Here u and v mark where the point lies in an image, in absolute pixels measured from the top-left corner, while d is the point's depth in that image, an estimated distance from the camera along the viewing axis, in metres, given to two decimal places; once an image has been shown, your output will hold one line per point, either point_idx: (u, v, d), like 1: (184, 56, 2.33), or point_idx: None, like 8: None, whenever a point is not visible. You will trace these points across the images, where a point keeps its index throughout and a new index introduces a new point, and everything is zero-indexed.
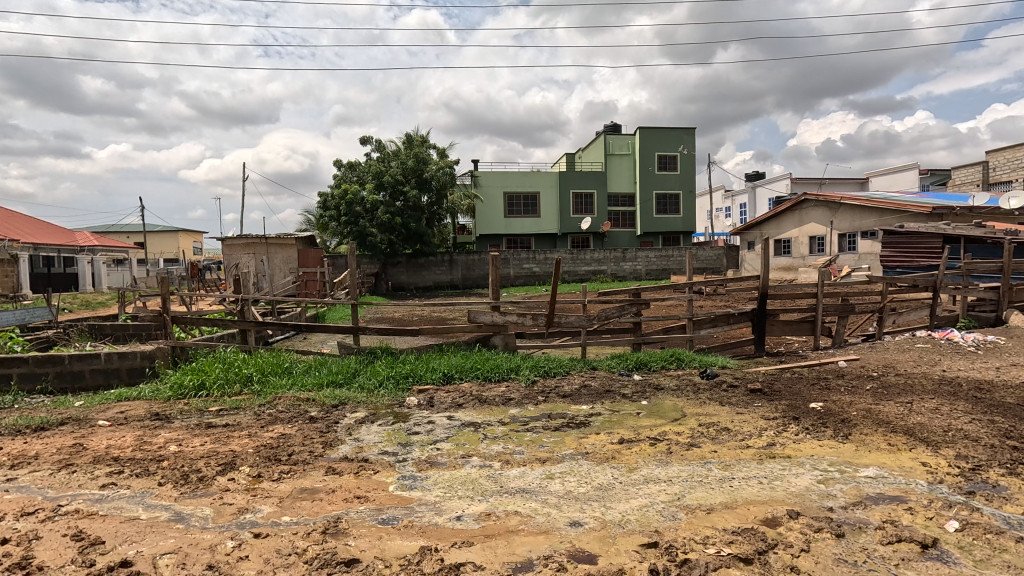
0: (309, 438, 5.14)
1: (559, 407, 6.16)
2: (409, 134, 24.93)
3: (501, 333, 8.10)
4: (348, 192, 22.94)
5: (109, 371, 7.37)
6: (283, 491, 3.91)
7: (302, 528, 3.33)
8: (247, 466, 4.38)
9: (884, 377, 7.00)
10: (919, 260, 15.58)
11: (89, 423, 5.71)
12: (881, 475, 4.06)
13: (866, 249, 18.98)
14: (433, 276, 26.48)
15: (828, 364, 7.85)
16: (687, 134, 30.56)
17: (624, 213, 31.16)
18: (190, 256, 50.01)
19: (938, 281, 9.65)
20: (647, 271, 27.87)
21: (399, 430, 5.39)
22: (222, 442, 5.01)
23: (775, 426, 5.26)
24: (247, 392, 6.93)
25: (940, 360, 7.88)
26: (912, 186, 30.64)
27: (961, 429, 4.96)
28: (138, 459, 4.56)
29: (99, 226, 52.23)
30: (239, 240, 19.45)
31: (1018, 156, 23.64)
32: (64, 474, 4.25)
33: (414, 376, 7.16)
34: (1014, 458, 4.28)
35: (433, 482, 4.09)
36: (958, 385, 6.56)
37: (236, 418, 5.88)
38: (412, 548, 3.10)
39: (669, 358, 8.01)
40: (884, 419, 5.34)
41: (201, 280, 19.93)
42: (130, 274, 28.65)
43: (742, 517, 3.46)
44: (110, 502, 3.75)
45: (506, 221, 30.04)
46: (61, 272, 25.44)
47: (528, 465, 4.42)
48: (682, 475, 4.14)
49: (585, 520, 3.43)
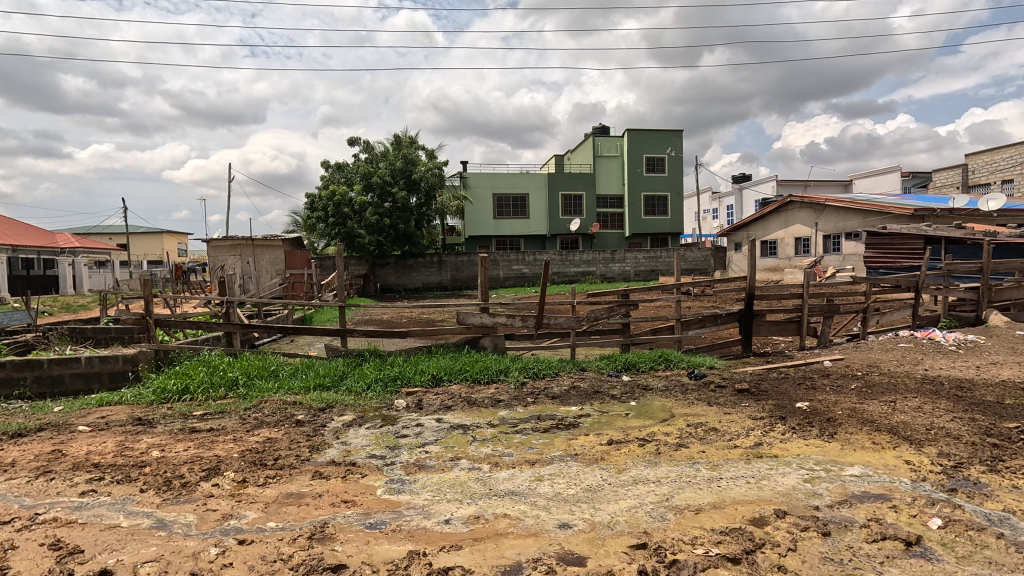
0: (295, 442, 5.08)
1: (548, 409, 6.16)
2: (397, 135, 24.84)
3: (489, 334, 8.08)
4: (336, 194, 22.82)
5: (90, 375, 7.23)
6: (268, 496, 3.86)
7: (287, 534, 3.29)
8: (232, 471, 4.32)
9: (868, 377, 7.10)
10: (902, 261, 15.80)
11: (69, 429, 5.59)
12: (865, 474, 4.10)
13: (850, 251, 19.23)
14: (422, 278, 26.35)
15: (813, 364, 7.93)
16: (675, 136, 30.83)
17: (613, 215, 31.27)
18: (175, 257, 49.32)
19: (920, 282, 9.80)
20: (635, 273, 28.02)
21: (387, 433, 5.35)
22: (206, 447, 4.93)
23: (761, 426, 5.31)
24: (232, 395, 6.83)
25: (922, 359, 8.00)
26: (893, 188, 31.22)
27: (942, 427, 5.04)
28: (119, 465, 4.48)
29: (83, 228, 51.54)
30: (224, 242, 19.21)
31: (996, 159, 24.18)
32: (41, 482, 4.16)
33: (403, 378, 7.11)
34: (994, 455, 4.35)
35: (422, 486, 4.06)
36: (939, 383, 6.66)
37: (221, 422, 5.79)
38: (400, 553, 3.07)
39: (657, 359, 8.05)
40: (868, 418, 5.40)
41: (186, 282, 19.67)
42: (112, 276, 28.24)
43: (729, 517, 3.48)
44: (90, 510, 3.67)
45: (496, 222, 30.00)
46: (41, 274, 24.93)
47: (517, 467, 4.40)
48: (671, 475, 4.15)
49: (574, 522, 3.43)
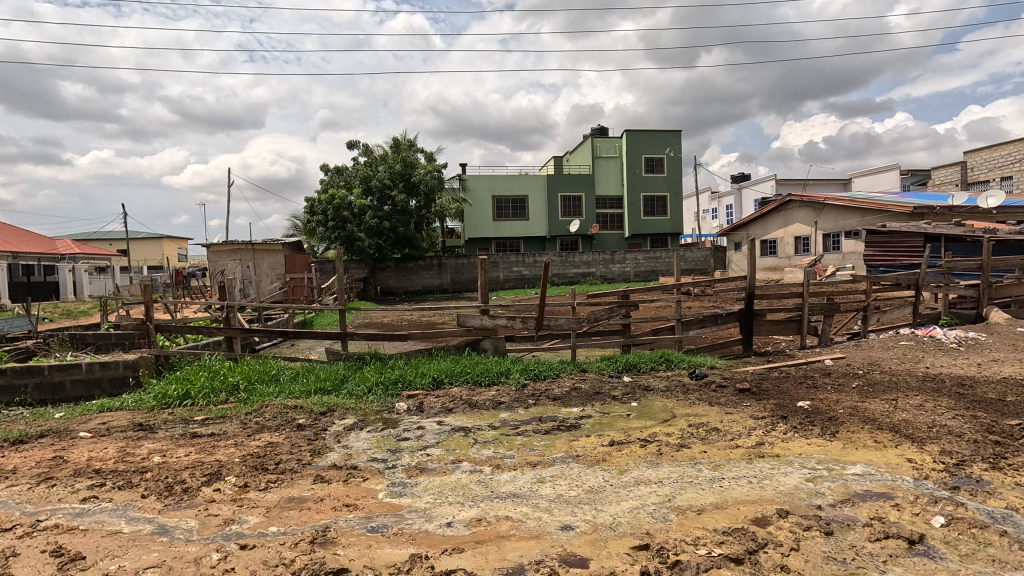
0: (297, 446, 5.07)
1: (549, 410, 6.15)
2: (396, 138, 24.86)
3: (490, 336, 8.07)
4: (336, 197, 22.80)
5: (90, 381, 7.24)
6: (269, 501, 3.85)
7: (289, 538, 3.28)
8: (233, 476, 4.31)
9: (870, 375, 7.09)
10: (902, 259, 15.78)
11: (70, 435, 5.59)
12: (868, 472, 4.10)
13: (850, 249, 19.23)
14: (422, 280, 26.35)
15: (815, 363, 7.92)
16: (674, 137, 30.85)
17: (612, 216, 31.28)
18: (176, 262, 49.33)
19: (920, 279, 9.79)
20: (635, 273, 28.02)
21: (389, 436, 5.35)
22: (207, 452, 4.93)
23: (763, 426, 5.30)
24: (233, 400, 6.82)
25: (924, 357, 7.99)
26: (893, 186, 31.23)
27: (944, 425, 5.03)
28: (121, 471, 4.48)
29: (83, 234, 51.58)
30: (224, 246, 18.68)
31: (994, 156, 24.19)
32: (42, 488, 4.16)
33: (403, 381, 7.09)
34: (997, 453, 4.34)
35: (423, 489, 4.05)
36: (941, 381, 6.66)
37: (222, 427, 5.78)
38: (402, 556, 3.07)
39: (658, 359, 8.03)
40: (870, 416, 5.40)
41: (186, 288, 19.67)
42: (112, 282, 28.28)
43: (732, 517, 3.47)
44: (91, 516, 3.67)
45: (495, 224, 30.01)
46: (42, 280, 24.90)
47: (518, 470, 4.40)
48: (673, 476, 4.15)
49: (576, 523, 3.42)
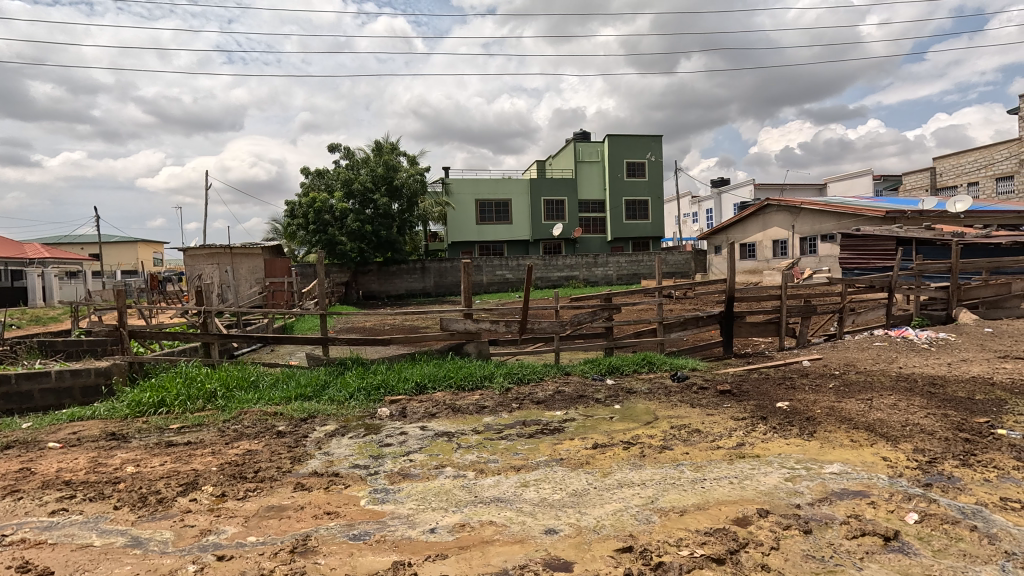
0: (277, 453, 4.99)
1: (534, 414, 6.16)
2: (378, 141, 24.68)
3: (474, 340, 8.00)
4: (316, 201, 22.49)
5: (60, 390, 7.02)
6: (248, 510, 3.78)
7: (268, 548, 3.22)
8: (210, 485, 4.22)
9: (846, 375, 7.24)
10: (875, 262, 16.16)
11: (38, 445, 5.43)
12: (844, 471, 4.18)
13: (826, 252, 19.64)
14: (405, 284, 26.23)
15: (793, 364, 8.07)
16: (654, 141, 31.19)
17: (594, 220, 31.48)
18: (150, 266, 48.17)
19: (893, 282, 10.03)
20: (618, 277, 28.22)
21: (370, 442, 5.28)
22: (183, 461, 4.82)
23: (743, 427, 5.37)
24: (210, 407, 6.68)
25: (897, 357, 8.19)
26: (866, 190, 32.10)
27: (917, 424, 5.14)
28: (92, 482, 4.35)
29: (53, 238, 50.08)
30: (201, 250, 18.78)
31: (962, 162, 25.02)
32: (8, 501, 4.02)
33: (386, 387, 7.01)
34: (967, 450, 4.46)
35: (406, 495, 4.02)
36: (913, 380, 6.85)
37: (199, 435, 5.67)
38: (385, 564, 3.03)
39: (640, 362, 8.10)
40: (847, 416, 5.52)
41: (161, 293, 19.24)
42: (83, 286, 27.47)
43: (714, 517, 3.51)
44: (60, 530, 3.56)
45: (479, 228, 30.01)
46: (7, 286, 24.08)
47: (502, 474, 4.39)
48: (655, 478, 4.18)
49: (560, 527, 3.42)
